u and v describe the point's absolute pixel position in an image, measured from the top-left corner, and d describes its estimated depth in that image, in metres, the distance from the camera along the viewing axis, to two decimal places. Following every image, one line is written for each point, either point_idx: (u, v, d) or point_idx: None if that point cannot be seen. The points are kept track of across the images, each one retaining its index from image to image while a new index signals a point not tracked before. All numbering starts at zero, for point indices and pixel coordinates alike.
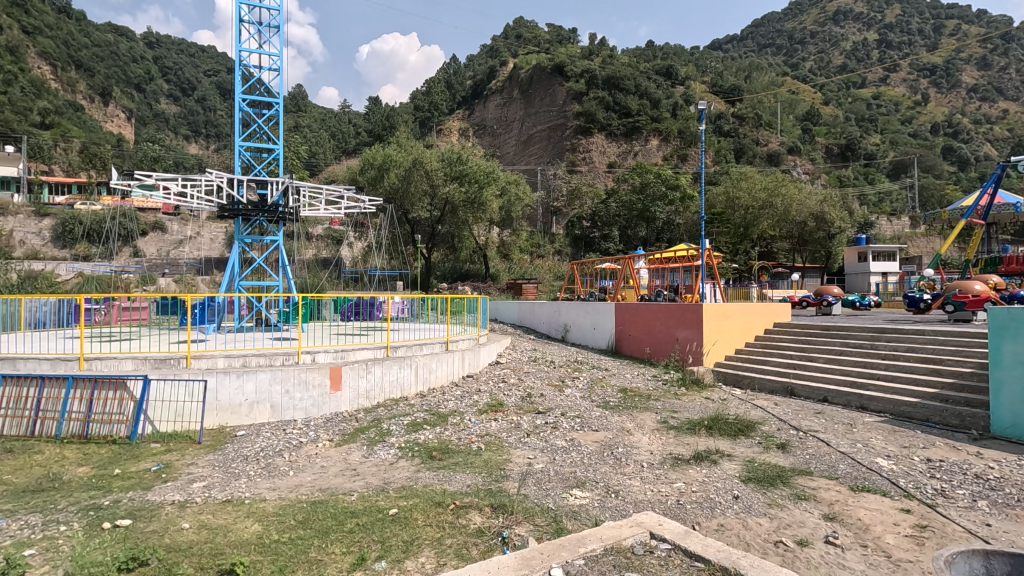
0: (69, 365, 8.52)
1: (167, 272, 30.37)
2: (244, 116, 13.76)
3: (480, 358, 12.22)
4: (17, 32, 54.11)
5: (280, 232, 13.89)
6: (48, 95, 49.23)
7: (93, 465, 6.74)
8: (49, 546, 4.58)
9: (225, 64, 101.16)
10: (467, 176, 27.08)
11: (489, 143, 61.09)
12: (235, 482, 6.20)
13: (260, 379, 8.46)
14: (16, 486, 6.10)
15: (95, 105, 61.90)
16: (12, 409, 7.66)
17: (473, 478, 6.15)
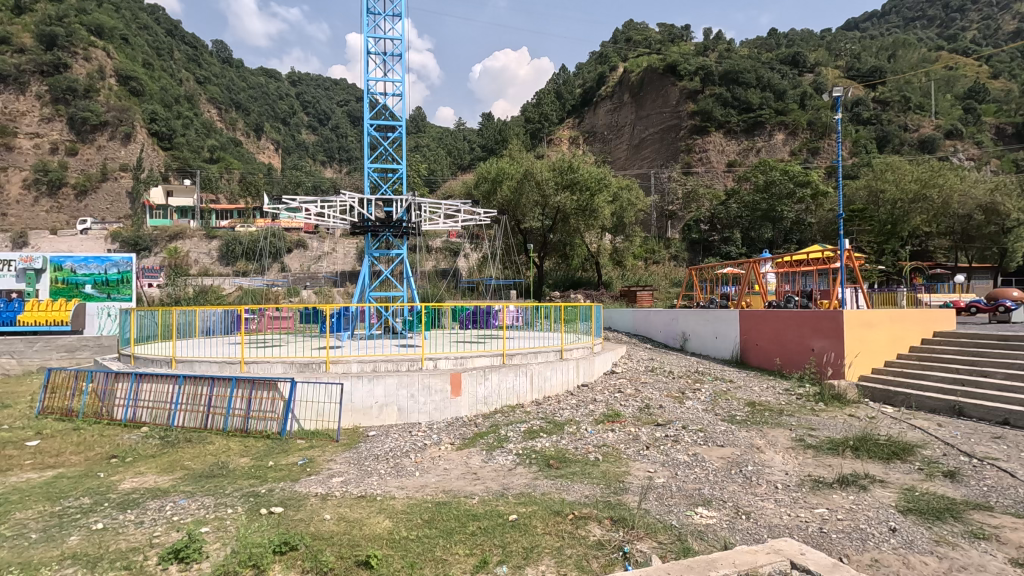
0: (233, 368, 9.84)
1: (309, 285, 33.90)
2: (371, 140, 14.89)
3: (595, 367, 12.07)
4: (192, 84, 63.83)
5: (404, 245, 14.80)
6: (216, 135, 57.45)
7: (252, 457, 7.64)
8: (220, 526, 5.27)
9: (356, 93, 111.10)
10: (578, 184, 27.01)
11: (599, 150, 60.78)
12: (369, 479, 6.69)
13: (389, 383, 9.05)
14: (195, 471, 7.11)
15: (251, 140, 70.97)
16: (190, 404, 8.90)
17: (591, 489, 6.06)
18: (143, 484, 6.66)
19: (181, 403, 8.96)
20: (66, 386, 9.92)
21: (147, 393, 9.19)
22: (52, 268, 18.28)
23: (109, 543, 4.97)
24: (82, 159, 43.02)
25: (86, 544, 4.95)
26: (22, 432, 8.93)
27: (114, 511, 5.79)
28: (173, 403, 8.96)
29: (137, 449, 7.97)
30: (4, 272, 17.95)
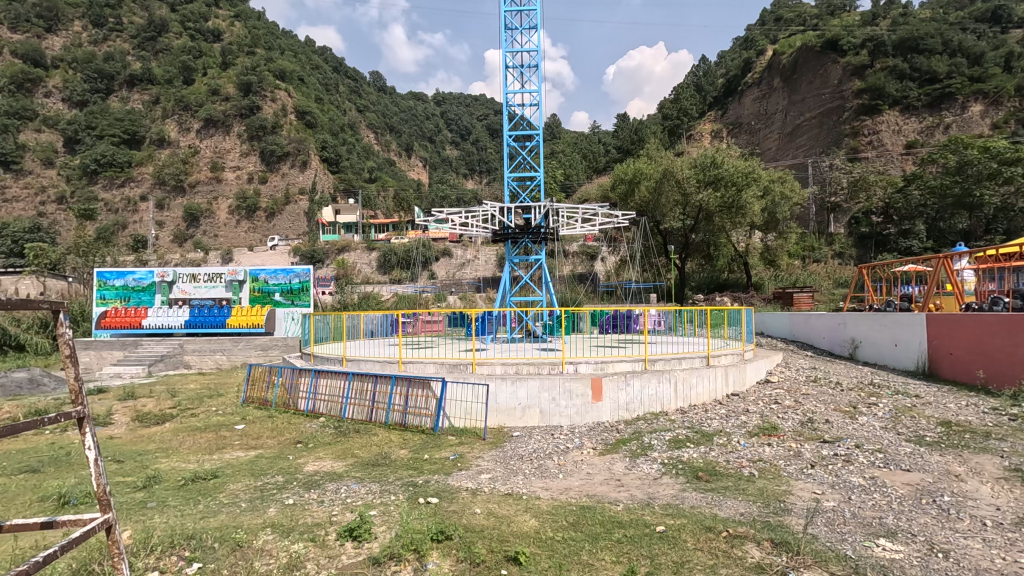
0: (392, 367, 10.81)
1: (455, 291, 36.22)
2: (510, 150, 15.44)
3: (746, 376, 11.22)
4: (354, 113, 71.58)
5: (543, 251, 15.05)
6: (374, 157, 63.76)
7: (410, 449, 8.33)
8: (385, 510, 5.83)
9: (494, 107, 116.13)
10: (723, 180, 25.34)
11: (746, 142, 57.22)
12: (515, 478, 6.91)
13: (531, 386, 9.30)
14: (363, 459, 7.93)
15: (403, 159, 77.51)
16: (358, 399, 9.95)
17: (747, 506, 5.63)
18: (323, 468, 7.60)
19: (350, 398, 10.07)
20: (262, 379, 11.70)
21: (324, 387, 10.46)
22: (250, 279, 21.17)
23: (298, 517, 5.73)
24: (271, 186, 49.89)
25: (281, 516, 5.77)
26: (232, 417, 10.73)
27: (301, 490, 6.67)
28: (344, 397, 10.10)
29: (317, 437, 9.12)
30: (217, 283, 21.19)
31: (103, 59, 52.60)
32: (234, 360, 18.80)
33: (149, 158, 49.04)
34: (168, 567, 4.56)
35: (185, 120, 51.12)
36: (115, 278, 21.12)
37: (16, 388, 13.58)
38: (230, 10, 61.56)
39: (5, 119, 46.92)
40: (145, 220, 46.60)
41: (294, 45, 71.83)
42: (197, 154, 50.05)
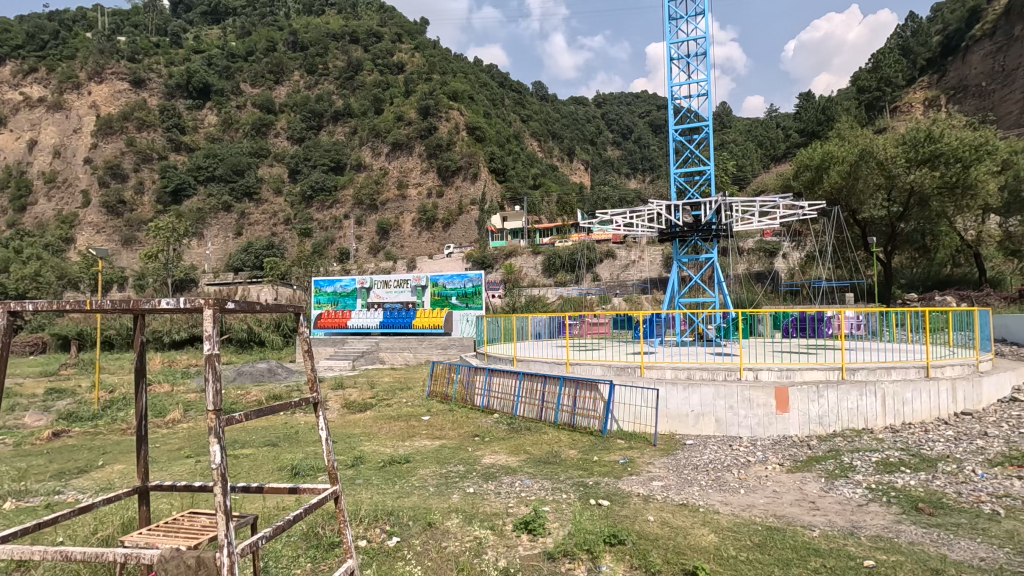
0: (560, 368, 11.02)
1: (620, 293, 36.39)
2: (677, 145, 14.75)
3: (982, 393, 9.20)
4: (519, 123, 74.74)
5: (715, 249, 14.06)
6: (538, 164, 65.95)
7: (579, 450, 8.41)
8: (558, 508, 5.97)
9: (657, 102, 112.34)
10: (942, 156, 21.28)
11: (973, 108, 47.29)
12: (690, 488, 6.58)
13: (705, 393, 8.78)
14: (534, 456, 8.23)
15: (565, 163, 78.93)
16: (529, 398, 10.34)
17: (989, 551, 4.62)
18: (499, 461, 8.06)
19: (522, 396, 10.50)
20: (444, 375, 12.78)
21: (498, 386, 11.07)
22: (431, 285, 23.40)
23: (479, 505, 6.15)
24: (447, 199, 54.19)
25: (463, 503, 6.23)
26: (420, 409, 11.95)
27: (480, 480, 7.15)
28: (516, 396, 10.58)
29: (493, 431, 9.69)
30: (404, 288, 23.71)
31: (315, 100, 61.71)
32: (420, 358, 21.04)
33: (350, 181, 56.57)
34: (374, 537, 5.20)
35: (376, 145, 57.90)
36: (327, 286, 25.02)
37: (260, 375, 16.79)
38: (411, 42, 67.69)
39: (248, 158, 57.59)
40: (348, 235, 53.82)
41: (465, 66, 77.00)
42: (386, 175, 56.37)
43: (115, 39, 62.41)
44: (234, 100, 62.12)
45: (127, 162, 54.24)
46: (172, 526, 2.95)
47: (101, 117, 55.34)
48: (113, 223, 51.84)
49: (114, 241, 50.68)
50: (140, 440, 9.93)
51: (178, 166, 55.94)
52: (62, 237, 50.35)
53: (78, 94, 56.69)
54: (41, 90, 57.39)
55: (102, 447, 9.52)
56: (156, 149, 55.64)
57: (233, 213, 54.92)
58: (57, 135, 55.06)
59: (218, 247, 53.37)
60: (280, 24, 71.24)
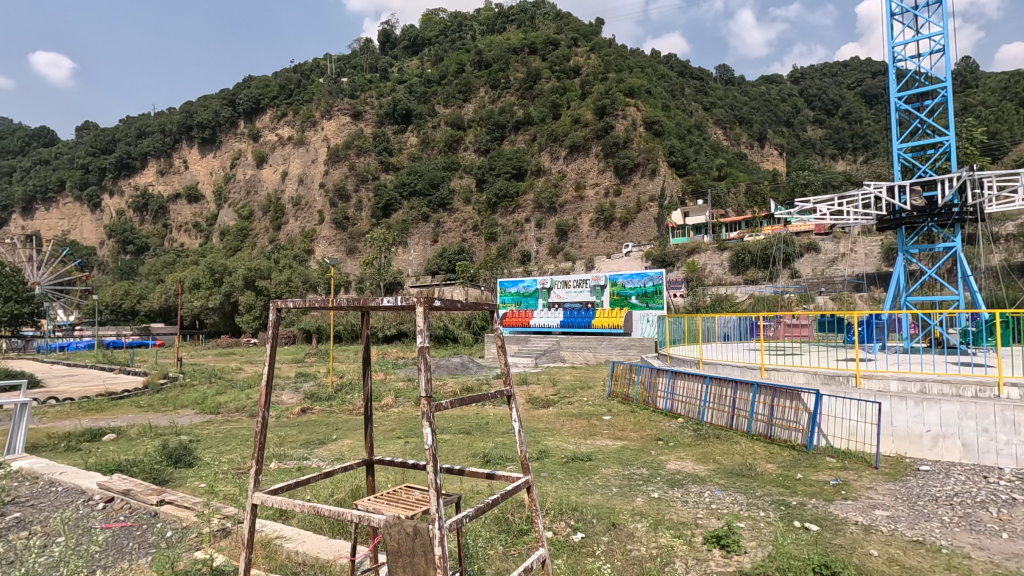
0: (754, 373, 10.08)
1: (825, 291, 32.31)
2: (900, 115, 12.50)
3: None
4: (702, 112, 70.25)
5: (958, 236, 11.51)
6: (723, 153, 61.51)
7: (779, 465, 7.59)
8: (755, 525, 5.46)
9: (872, 68, 96.33)
10: None
11: None
12: (926, 523, 5.49)
13: (946, 411, 7.27)
14: (725, 467, 7.65)
15: (755, 150, 72.22)
16: (717, 404, 9.66)
17: None
18: (685, 468, 7.67)
19: (709, 402, 9.85)
20: (624, 376, 12.62)
21: (682, 389, 10.56)
22: (610, 285, 23.43)
23: (665, 512, 5.92)
24: (625, 197, 53.44)
25: (649, 507, 6.07)
26: (600, 408, 11.94)
27: (665, 486, 6.89)
28: (702, 401, 9.98)
29: (677, 437, 9.26)
30: (583, 288, 24.32)
31: (498, 113, 65.38)
32: (599, 357, 21.06)
33: (530, 186, 58.84)
34: (559, 530, 5.34)
35: (555, 150, 59.31)
36: (512, 287, 26.70)
37: (455, 369, 18.47)
38: (587, 43, 67.72)
39: (442, 172, 63.45)
40: (529, 238, 56.01)
41: (642, 60, 74.84)
42: (565, 177, 57.44)
43: (339, 80, 73.59)
44: (429, 121, 68.93)
45: (349, 184, 63.74)
46: (396, 497, 3.32)
47: (330, 148, 65.82)
48: (340, 236, 61.41)
49: (341, 251, 59.99)
50: (362, 420, 11.70)
51: (388, 184, 63.98)
52: (305, 249, 61.12)
53: (314, 130, 68.17)
54: (289, 130, 70.34)
55: (335, 424, 11.42)
56: (370, 171, 64.49)
57: (430, 223, 60.94)
58: (300, 166, 66.98)
59: (419, 254, 59.78)
60: (467, 46, 76.96)
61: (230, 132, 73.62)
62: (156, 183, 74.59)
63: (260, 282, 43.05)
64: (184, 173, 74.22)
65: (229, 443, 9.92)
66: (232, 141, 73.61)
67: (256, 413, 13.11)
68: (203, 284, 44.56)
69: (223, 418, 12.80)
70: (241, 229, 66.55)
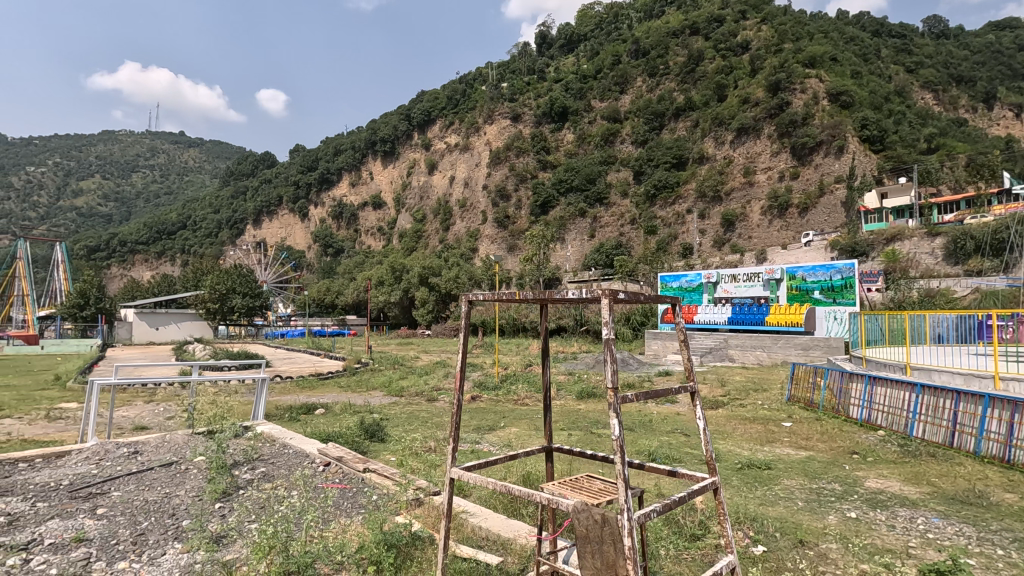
0: (983, 382, 8.35)
1: None
2: None
3: None
4: (904, 75, 60.11)
5: None
6: (934, 121, 52.07)
7: (1021, 496, 6.20)
8: (990, 565, 4.53)
9: None
10: None
11: None
12: None
13: None
14: (944, 491, 6.46)
15: (979, 114, 59.91)
16: (931, 417, 8.21)
17: None
18: (889, 488, 6.66)
19: (919, 413, 8.42)
20: (806, 379, 11.39)
21: (882, 397, 9.18)
22: (788, 277, 20.94)
23: (866, 535, 5.20)
24: (803, 180, 47.99)
25: (845, 528, 5.37)
26: (778, 412, 10.92)
27: (863, 505, 6.06)
28: (910, 412, 8.56)
29: (877, 451, 8.09)
30: (755, 282, 21.93)
31: (657, 101, 62.84)
32: (775, 358, 19.26)
33: (693, 175, 55.51)
34: (737, 540, 4.99)
35: (720, 134, 55.18)
36: (673, 281, 25.42)
37: (615, 365, 18.29)
38: (758, 15, 61.99)
39: (599, 166, 62.92)
40: (691, 230, 52.98)
41: (825, 24, 66.39)
42: (731, 163, 53.17)
43: (499, 86, 76.99)
44: (586, 116, 68.78)
45: (510, 185, 66.46)
46: (577, 484, 3.42)
47: (492, 151, 69.35)
48: (501, 234, 64.31)
49: (502, 249, 62.82)
50: (526, 410, 12.24)
51: (545, 182, 65.31)
52: (470, 248, 65.16)
53: (478, 135, 72.43)
54: (456, 137, 75.62)
55: (503, 412, 12.08)
56: (529, 170, 66.48)
57: (588, 218, 60.84)
58: (466, 170, 71.64)
59: (576, 250, 60.05)
60: (624, 37, 75.22)
61: (407, 144, 81.52)
62: (348, 193, 85.48)
63: (432, 279, 47.05)
64: (370, 183, 84.08)
65: (412, 423, 11.07)
66: (408, 152, 81.34)
67: (432, 398, 14.43)
68: (386, 281, 50.16)
69: (406, 401, 14.34)
70: (416, 232, 73.24)
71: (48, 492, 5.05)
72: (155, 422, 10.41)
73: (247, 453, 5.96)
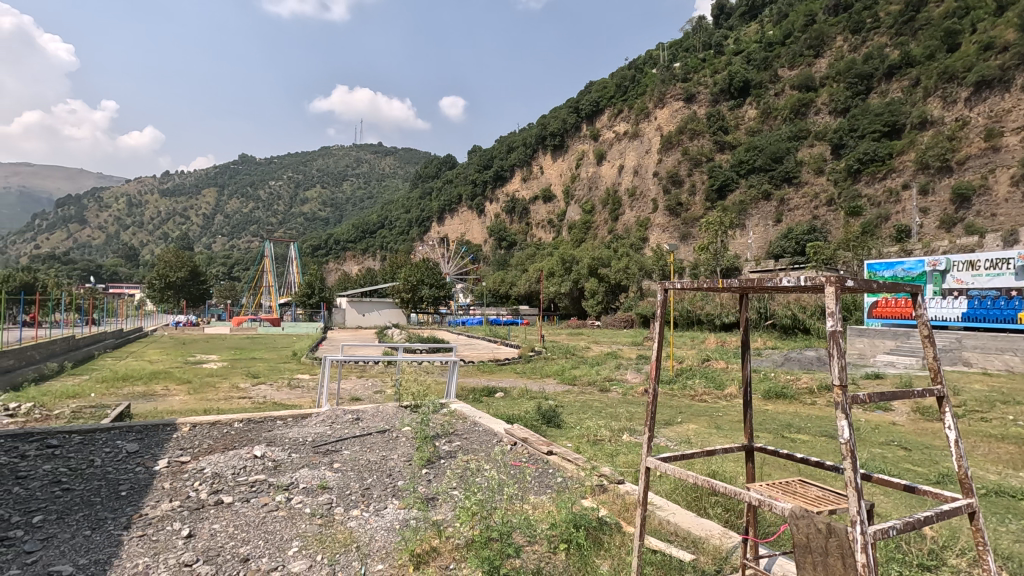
0: None
1: None
2: None
3: None
4: None
5: None
6: None
7: None
8: None
9: None
10: None
11: None
12: None
13: None
14: None
15: None
16: None
17: None
18: None
19: None
20: None
21: None
22: None
23: None
24: None
25: None
26: None
27: None
28: None
29: None
30: (1003, 270, 17.67)
31: (863, 61, 54.15)
32: None
33: (911, 144, 46.76)
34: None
35: (950, 92, 45.60)
36: (885, 270, 21.76)
37: (809, 363, 16.32)
38: None
39: (787, 143, 56.44)
40: (908, 209, 44.73)
41: None
42: (967, 125, 43.58)
43: (672, 66, 73.21)
44: (772, 88, 62.08)
45: (683, 170, 63.05)
46: (786, 488, 3.16)
47: (663, 136, 66.51)
48: (674, 223, 61.36)
49: (675, 237, 59.91)
50: (705, 406, 11.63)
51: (723, 164, 60.60)
52: (640, 237, 63.29)
53: (648, 121, 70.02)
54: (625, 125, 74.07)
55: (681, 407, 11.60)
56: (704, 153, 62.25)
57: (773, 201, 55.09)
58: (636, 158, 69.83)
59: (759, 236, 54.74)
60: None
61: (575, 136, 82.18)
62: (520, 188, 89.13)
63: (602, 270, 46.91)
64: (541, 177, 86.65)
65: (586, 411, 11.22)
66: (577, 144, 81.92)
67: (605, 388, 14.45)
68: (556, 272, 51.36)
69: (579, 389, 14.58)
70: (585, 223, 73.51)
71: (299, 445, 6.21)
72: (367, 394, 12.10)
73: (443, 427, 6.62)
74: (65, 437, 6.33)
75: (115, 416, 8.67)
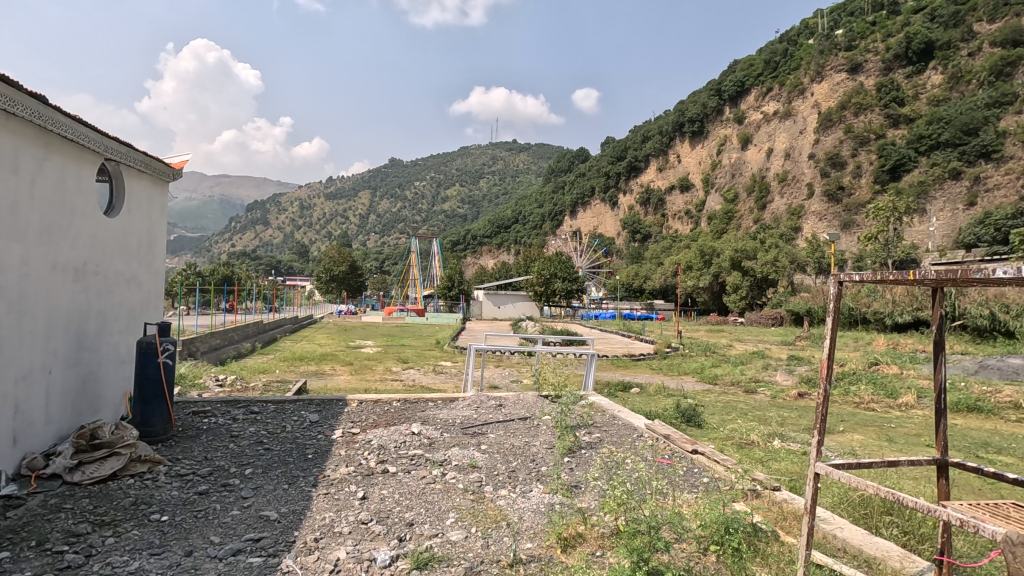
0: None
1: None
2: None
3: None
4: None
5: None
6: None
7: None
8: None
9: None
10: None
11: None
12: None
13: None
14: None
15: None
16: None
17: None
18: None
19: None
20: None
21: None
22: None
23: None
24: None
25: None
26: None
27: None
28: None
29: None
30: None
31: None
32: None
33: None
34: None
35: None
36: None
37: (1013, 373, 13.61)
38: None
39: (985, 111, 47.51)
40: None
41: None
42: None
43: (833, 34, 65.32)
44: (965, 47, 52.54)
45: (845, 150, 55.89)
46: (993, 511, 2.75)
47: (821, 113, 59.72)
48: (833, 209, 54.71)
49: (834, 226, 53.44)
50: (872, 416, 10.33)
51: (898, 140, 52.47)
52: (791, 227, 57.40)
53: (803, 98, 63.30)
54: (776, 105, 67.75)
55: (842, 415, 10.38)
56: (873, 130, 54.51)
57: (964, 179, 46.63)
58: (787, 139, 63.61)
59: (944, 221, 46.70)
60: None
61: (717, 120, 77.27)
62: (656, 179, 86.05)
63: (746, 263, 43.41)
64: (678, 166, 82.74)
65: (730, 413, 10.58)
66: (719, 129, 76.91)
67: (750, 389, 13.47)
68: (695, 265, 48.79)
69: (721, 390, 13.72)
70: (727, 213, 68.68)
71: (450, 426, 6.68)
72: (506, 384, 12.56)
73: (583, 418, 6.70)
74: (262, 406, 7.51)
75: (297, 389, 10.09)
